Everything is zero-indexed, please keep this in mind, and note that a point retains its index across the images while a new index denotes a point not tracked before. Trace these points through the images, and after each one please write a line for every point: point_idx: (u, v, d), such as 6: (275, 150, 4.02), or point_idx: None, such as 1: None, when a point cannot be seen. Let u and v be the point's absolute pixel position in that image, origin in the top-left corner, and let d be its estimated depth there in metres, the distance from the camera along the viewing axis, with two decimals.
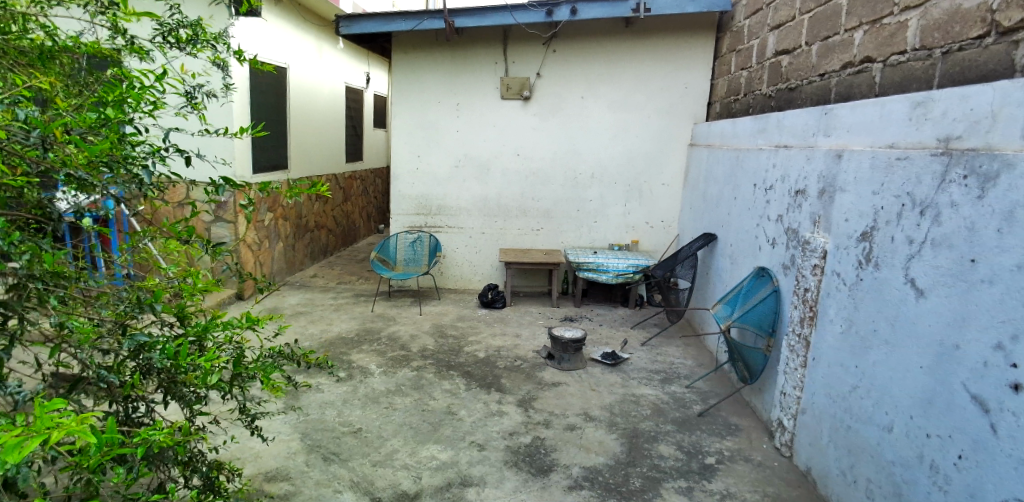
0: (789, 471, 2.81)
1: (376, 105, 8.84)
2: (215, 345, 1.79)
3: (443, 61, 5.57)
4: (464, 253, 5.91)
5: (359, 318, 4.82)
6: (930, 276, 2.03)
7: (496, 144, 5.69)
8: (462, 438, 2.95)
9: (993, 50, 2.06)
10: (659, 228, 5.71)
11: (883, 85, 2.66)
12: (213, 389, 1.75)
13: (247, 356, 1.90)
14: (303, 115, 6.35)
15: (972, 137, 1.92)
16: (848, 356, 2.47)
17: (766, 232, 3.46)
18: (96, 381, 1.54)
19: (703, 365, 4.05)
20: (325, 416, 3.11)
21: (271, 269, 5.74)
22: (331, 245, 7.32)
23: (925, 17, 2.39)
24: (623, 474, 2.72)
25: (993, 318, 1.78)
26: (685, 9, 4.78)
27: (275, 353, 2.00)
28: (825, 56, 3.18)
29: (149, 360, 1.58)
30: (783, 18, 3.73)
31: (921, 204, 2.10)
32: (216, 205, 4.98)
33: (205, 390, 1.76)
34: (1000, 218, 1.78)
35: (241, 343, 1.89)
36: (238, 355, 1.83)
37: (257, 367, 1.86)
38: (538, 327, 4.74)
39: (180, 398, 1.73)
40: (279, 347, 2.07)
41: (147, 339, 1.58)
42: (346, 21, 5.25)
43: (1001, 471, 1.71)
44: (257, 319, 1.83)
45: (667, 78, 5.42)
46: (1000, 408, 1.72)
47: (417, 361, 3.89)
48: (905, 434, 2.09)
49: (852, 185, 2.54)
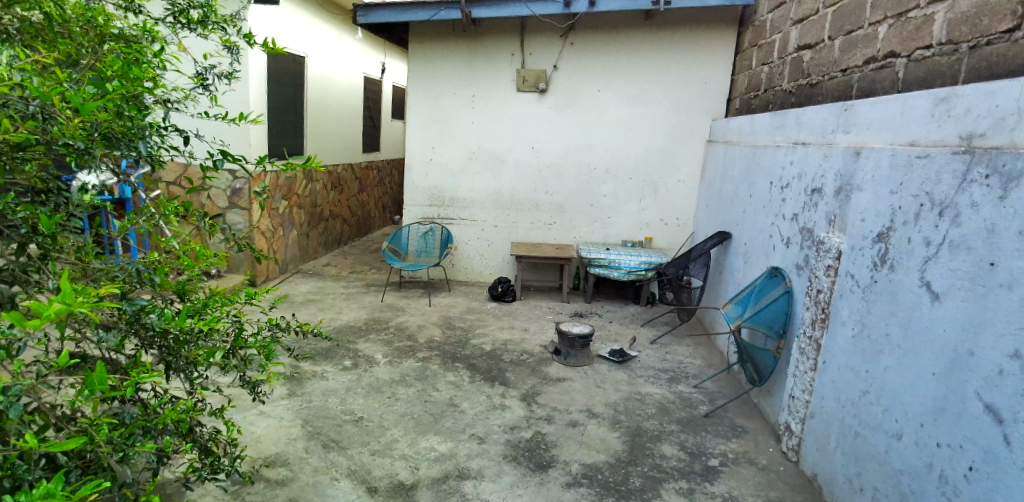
0: (795, 476, 2.74)
1: (394, 97, 8.87)
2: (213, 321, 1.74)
3: (460, 52, 5.54)
4: (475, 245, 5.89)
5: (368, 308, 4.83)
6: (946, 279, 1.95)
7: (511, 135, 5.65)
8: (462, 431, 2.93)
9: (1022, 43, 1.96)
10: (674, 225, 5.63)
11: (907, 81, 2.57)
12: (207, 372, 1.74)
13: (246, 330, 1.88)
14: (320, 104, 6.38)
15: (997, 135, 1.84)
16: (859, 360, 2.39)
17: (780, 231, 3.37)
18: (95, 343, 1.47)
19: (712, 366, 3.99)
20: (327, 403, 3.12)
21: (285, 255, 5.80)
22: (345, 235, 7.37)
23: (952, 10, 2.29)
24: (623, 473, 2.68)
25: (1010, 325, 1.69)
26: (706, 2, 4.67)
27: (275, 323, 1.97)
28: (847, 51, 3.08)
29: (148, 324, 1.57)
30: (806, 11, 3.62)
31: (939, 204, 2.02)
32: (232, 191, 5.06)
33: (201, 369, 1.75)
34: (1021, 220, 1.69)
35: (239, 317, 1.87)
36: (237, 330, 1.82)
37: (260, 342, 1.86)
38: (546, 322, 4.71)
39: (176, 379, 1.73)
40: (275, 318, 2.05)
41: (146, 302, 1.56)
42: (363, 10, 5.26)
43: (1010, 483, 1.64)
44: (256, 293, 1.84)
45: (685, 72, 5.32)
46: (1014, 419, 1.64)
47: (423, 352, 3.89)
48: (915, 442, 2.02)
49: (869, 184, 2.46)
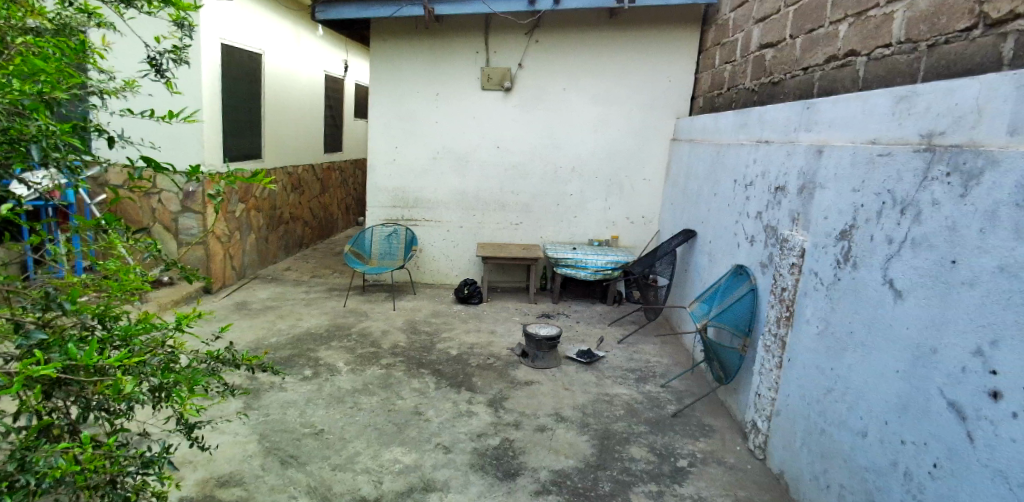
0: (762, 474, 2.75)
1: (357, 95, 8.67)
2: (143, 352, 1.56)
3: (423, 49, 5.43)
4: (440, 247, 5.79)
5: (329, 313, 4.68)
6: (908, 277, 1.97)
7: (476, 135, 5.56)
8: (427, 440, 2.85)
9: (980, 42, 1.98)
10: (640, 224, 5.64)
11: (867, 79, 2.59)
12: (134, 408, 1.52)
13: (180, 362, 1.68)
14: (279, 103, 6.18)
15: (956, 133, 1.86)
16: (824, 358, 2.41)
17: (744, 229, 3.39)
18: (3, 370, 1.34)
19: (679, 364, 4.00)
20: (285, 416, 2.98)
21: (242, 261, 5.58)
22: (307, 238, 7.16)
23: (910, 9, 2.32)
24: (592, 478, 2.64)
25: (971, 322, 1.71)
26: (669, 0, 4.68)
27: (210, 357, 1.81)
28: (808, 50, 3.11)
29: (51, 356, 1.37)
30: (767, 10, 3.65)
31: (902, 202, 2.03)
32: (184, 195, 4.83)
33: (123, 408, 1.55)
34: (982, 218, 1.71)
35: (175, 346, 1.69)
36: (168, 361, 1.61)
37: (188, 373, 1.62)
38: (513, 323, 4.65)
39: (97, 414, 1.53)
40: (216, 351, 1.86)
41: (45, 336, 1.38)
42: (322, 6, 5.08)
43: (974, 481, 1.65)
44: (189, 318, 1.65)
45: (650, 70, 5.33)
46: (977, 416, 1.66)
47: (387, 359, 3.78)
48: (880, 439, 2.03)
49: (831, 182, 2.47)
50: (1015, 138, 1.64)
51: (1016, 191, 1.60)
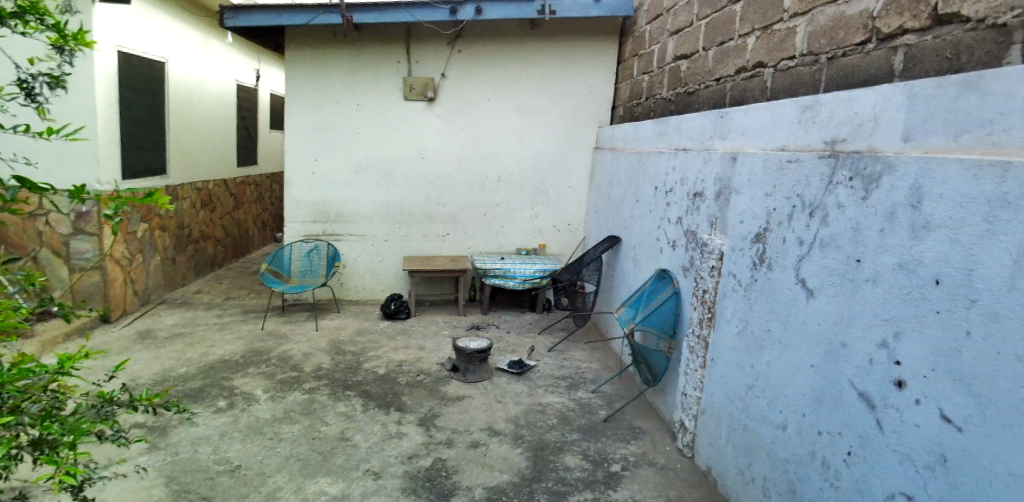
0: (691, 472, 2.82)
1: (273, 105, 8.28)
2: (12, 401, 1.37)
3: (342, 58, 5.25)
4: (365, 262, 5.59)
5: (246, 337, 4.39)
6: (818, 276, 2.08)
7: (399, 146, 5.44)
8: (355, 467, 2.70)
9: (874, 55, 2.13)
10: (566, 231, 5.71)
11: (774, 89, 2.74)
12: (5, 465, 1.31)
13: (66, 408, 1.50)
14: (185, 114, 5.77)
15: (856, 139, 1.98)
16: (744, 356, 2.50)
17: (666, 234, 3.50)
18: None
19: (609, 369, 4.06)
20: (196, 454, 2.74)
21: (146, 285, 5.13)
22: (220, 257, 6.71)
23: (811, 23, 2.47)
24: (528, 491, 2.60)
25: (876, 316, 1.81)
26: (588, 13, 4.79)
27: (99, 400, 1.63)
28: (720, 62, 3.26)
29: None
30: (681, 23, 3.80)
31: (810, 205, 2.15)
32: (76, 215, 4.38)
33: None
34: (881, 219, 1.82)
35: (58, 391, 1.50)
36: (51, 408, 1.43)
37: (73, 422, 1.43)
38: (443, 338, 4.55)
39: None
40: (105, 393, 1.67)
41: None
42: (232, 12, 4.80)
43: (885, 465, 1.75)
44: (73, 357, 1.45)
45: (571, 81, 5.42)
46: (884, 404, 1.76)
47: (310, 383, 3.58)
48: (798, 431, 2.13)
49: (746, 187, 2.59)
50: (909, 144, 1.77)
51: (911, 194, 1.72)
